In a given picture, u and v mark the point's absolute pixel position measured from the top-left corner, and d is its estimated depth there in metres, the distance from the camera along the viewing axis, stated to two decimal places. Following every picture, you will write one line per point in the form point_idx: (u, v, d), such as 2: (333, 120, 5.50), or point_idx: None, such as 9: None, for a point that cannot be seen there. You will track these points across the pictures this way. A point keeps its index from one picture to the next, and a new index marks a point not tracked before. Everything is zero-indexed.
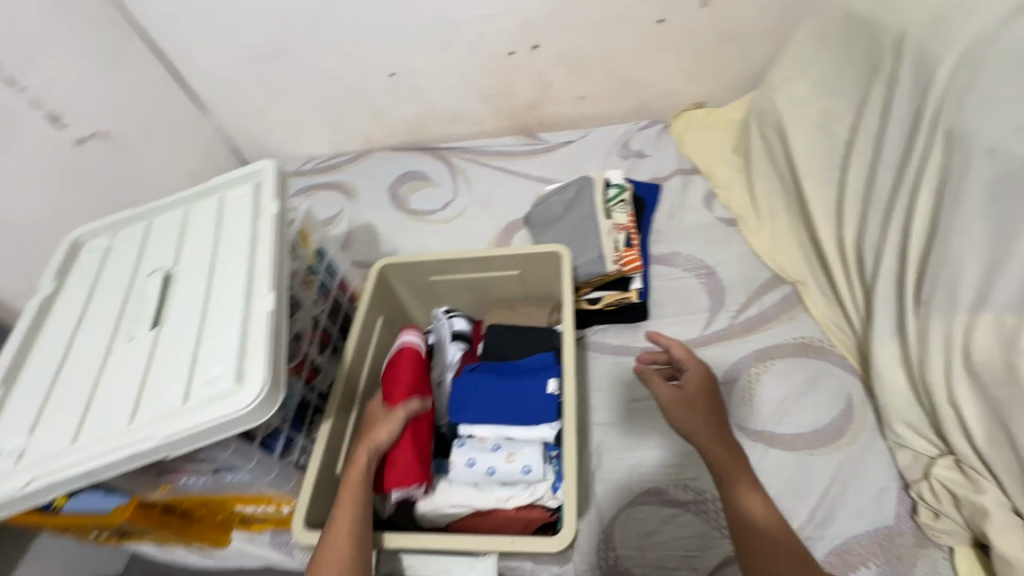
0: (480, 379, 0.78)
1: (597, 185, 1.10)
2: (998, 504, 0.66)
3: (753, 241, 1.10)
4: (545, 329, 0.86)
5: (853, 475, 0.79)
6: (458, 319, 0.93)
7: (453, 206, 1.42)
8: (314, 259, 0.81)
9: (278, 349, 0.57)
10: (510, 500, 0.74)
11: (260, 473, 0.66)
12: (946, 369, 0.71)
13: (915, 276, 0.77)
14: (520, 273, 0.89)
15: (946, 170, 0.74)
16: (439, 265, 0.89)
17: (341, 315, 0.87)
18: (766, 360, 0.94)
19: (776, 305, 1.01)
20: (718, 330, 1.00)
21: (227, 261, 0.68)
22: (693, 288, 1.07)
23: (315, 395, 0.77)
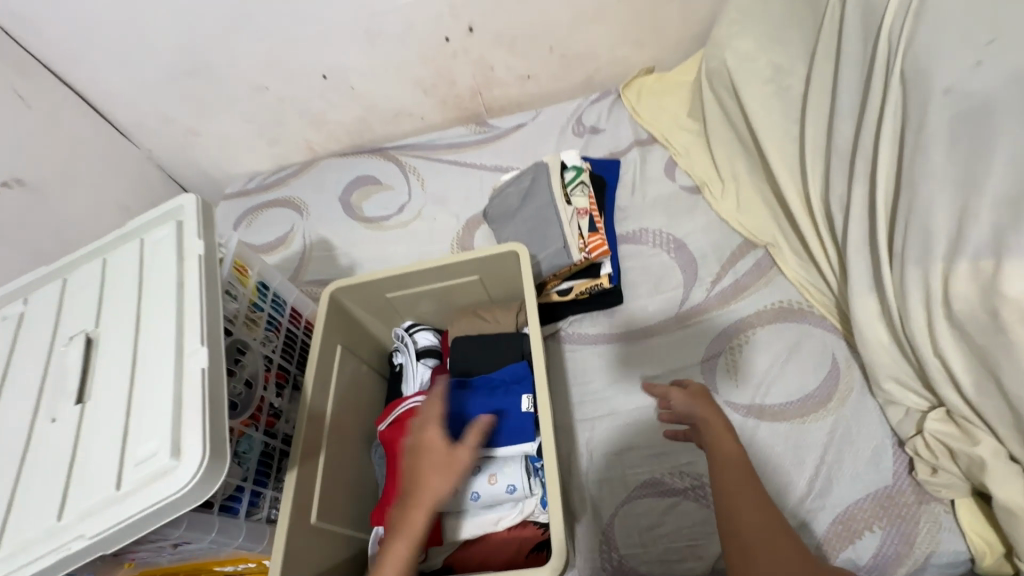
0: (450, 405, 0.74)
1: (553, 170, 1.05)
2: (994, 453, 0.64)
3: (720, 208, 1.06)
4: (515, 334, 0.80)
5: (847, 439, 0.77)
6: (425, 334, 0.90)
7: (409, 209, 1.34)
8: (256, 295, 0.74)
9: (218, 410, 0.52)
10: (500, 523, 0.72)
11: (224, 540, 0.60)
12: (928, 322, 0.68)
13: (886, 227, 0.74)
14: (480, 277, 0.84)
15: (906, 114, 0.70)
16: (392, 281, 0.83)
17: (297, 349, 0.80)
18: (746, 331, 0.92)
19: (750, 271, 0.98)
20: (695, 306, 0.97)
21: (153, 315, 0.61)
22: (664, 264, 1.04)
23: (278, 441, 0.71)
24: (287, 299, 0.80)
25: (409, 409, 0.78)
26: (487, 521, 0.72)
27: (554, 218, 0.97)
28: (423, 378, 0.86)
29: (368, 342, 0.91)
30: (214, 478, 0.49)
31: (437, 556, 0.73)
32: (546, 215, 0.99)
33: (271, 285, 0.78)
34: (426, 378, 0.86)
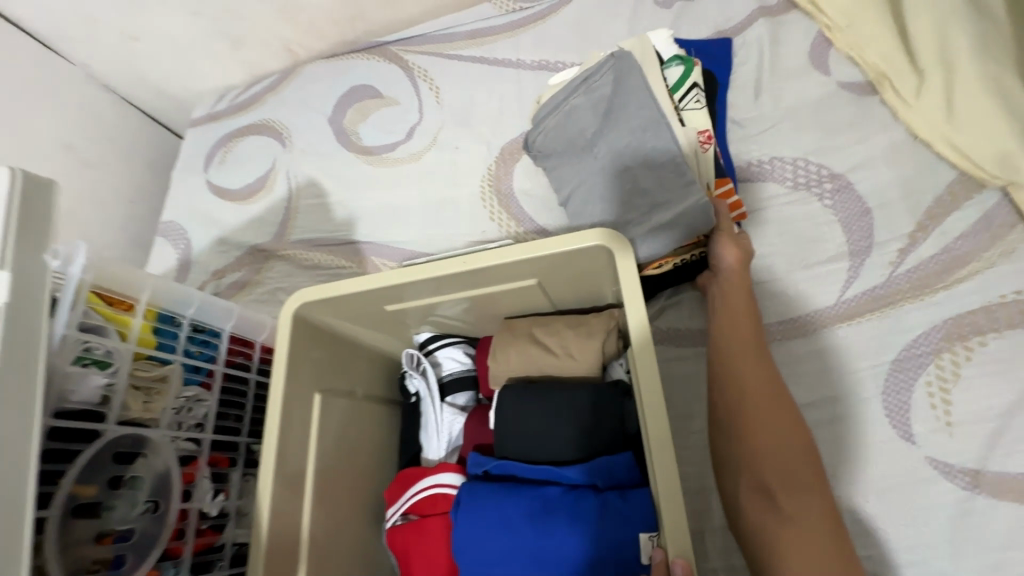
0: (494, 514, 0.44)
1: (643, 67, 0.64)
2: None
3: (914, 120, 0.64)
4: (604, 389, 0.47)
5: None
6: (449, 353, 0.59)
7: (421, 131, 0.96)
8: (152, 344, 0.45)
9: None
10: None
11: None
12: None
13: None
14: (537, 281, 0.50)
15: None
16: (394, 290, 0.50)
17: (245, 404, 0.53)
18: (966, 339, 0.56)
19: (971, 234, 0.59)
20: (876, 291, 0.60)
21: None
22: (819, 219, 0.65)
23: (219, 562, 0.48)
24: (221, 325, 0.50)
25: (435, 499, 0.49)
26: None
27: (670, 151, 0.60)
28: (451, 431, 0.57)
29: (366, 367, 0.61)
30: None
31: None
32: (655, 142, 0.61)
33: (187, 314, 0.48)
34: (457, 431, 0.57)
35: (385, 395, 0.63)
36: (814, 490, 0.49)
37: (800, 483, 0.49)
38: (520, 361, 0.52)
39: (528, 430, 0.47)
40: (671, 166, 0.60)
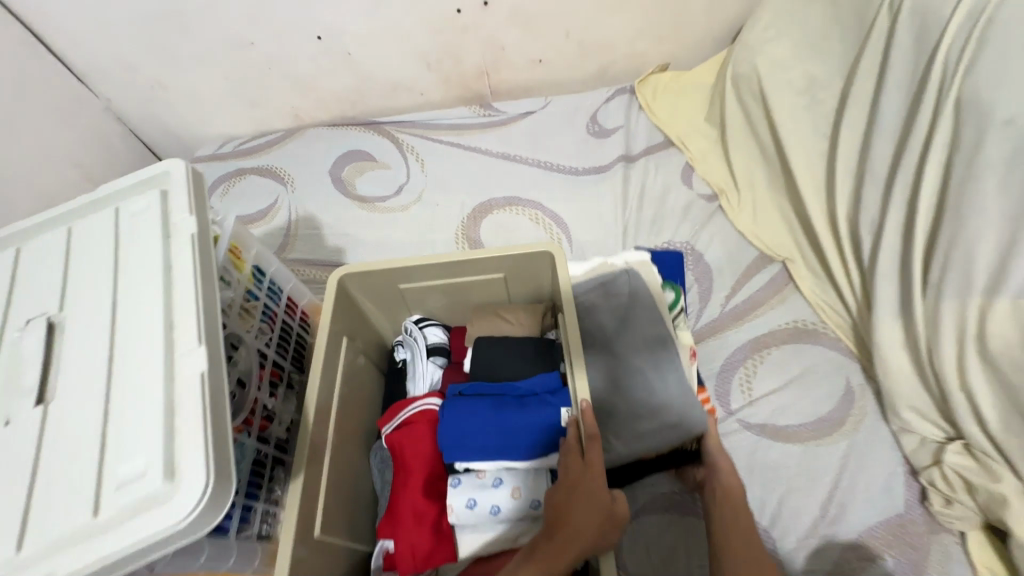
0: (471, 407, 0.68)
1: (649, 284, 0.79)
2: (1016, 492, 0.64)
3: (736, 218, 1.03)
4: (541, 341, 0.74)
5: (860, 465, 0.77)
6: (434, 330, 0.83)
7: (407, 190, 1.25)
8: (252, 282, 0.65)
9: (223, 414, 0.44)
10: (520, 539, 0.66)
11: (214, 559, 0.53)
12: (959, 353, 0.68)
13: (922, 255, 0.74)
14: (503, 276, 0.78)
15: (956, 142, 0.69)
16: (408, 270, 0.76)
17: (292, 343, 0.72)
18: (761, 350, 0.90)
19: (765, 288, 0.96)
20: (711, 321, 0.94)
21: (138, 304, 0.51)
22: (680, 274, 1.00)
23: (271, 447, 0.63)
24: (282, 286, 0.72)
25: (421, 412, 0.72)
26: (505, 537, 0.66)
27: (675, 363, 0.72)
28: (433, 378, 0.80)
29: (369, 336, 0.84)
30: (218, 507, 0.41)
31: (450, 571, 0.68)
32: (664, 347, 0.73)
33: (268, 270, 0.69)
34: (436, 378, 0.80)
35: (377, 363, 0.86)
36: None
37: None
38: (488, 327, 0.78)
39: (494, 364, 0.73)
40: (676, 379, 0.71)
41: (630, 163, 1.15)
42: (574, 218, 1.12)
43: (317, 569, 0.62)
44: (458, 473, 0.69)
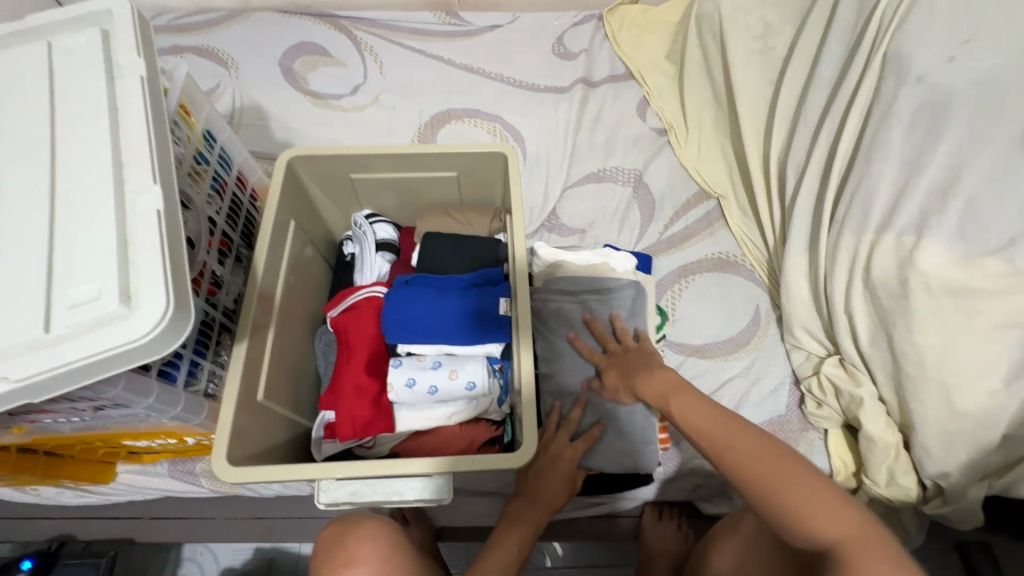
0: (417, 294, 0.70)
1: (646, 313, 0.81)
2: (871, 395, 0.77)
3: (682, 154, 1.09)
4: (489, 240, 0.78)
5: (756, 374, 0.89)
6: (384, 227, 0.84)
7: (365, 91, 1.20)
8: (202, 144, 0.63)
9: (178, 254, 0.45)
10: (453, 417, 0.70)
11: (160, 407, 0.53)
12: (848, 280, 0.79)
13: (834, 194, 0.83)
14: (458, 175, 0.80)
15: (877, 94, 0.77)
16: (363, 158, 0.76)
17: (242, 217, 0.71)
18: (687, 276, 0.98)
19: (700, 220, 1.04)
20: (647, 246, 1.02)
21: (79, 140, 0.49)
22: (626, 201, 1.06)
23: (219, 312, 0.64)
24: (233, 158, 0.70)
25: (365, 297, 0.74)
26: (439, 414, 0.70)
27: None
28: (381, 271, 0.82)
29: (318, 225, 0.84)
30: (176, 334, 0.42)
31: (386, 443, 0.71)
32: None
33: (218, 137, 0.67)
34: (384, 272, 0.82)
35: (326, 255, 0.87)
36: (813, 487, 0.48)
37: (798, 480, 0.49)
38: (439, 224, 0.81)
39: (441, 258, 0.76)
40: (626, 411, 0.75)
41: (589, 89, 1.17)
42: (532, 137, 1.13)
43: (260, 430, 0.63)
44: (400, 356, 0.71)
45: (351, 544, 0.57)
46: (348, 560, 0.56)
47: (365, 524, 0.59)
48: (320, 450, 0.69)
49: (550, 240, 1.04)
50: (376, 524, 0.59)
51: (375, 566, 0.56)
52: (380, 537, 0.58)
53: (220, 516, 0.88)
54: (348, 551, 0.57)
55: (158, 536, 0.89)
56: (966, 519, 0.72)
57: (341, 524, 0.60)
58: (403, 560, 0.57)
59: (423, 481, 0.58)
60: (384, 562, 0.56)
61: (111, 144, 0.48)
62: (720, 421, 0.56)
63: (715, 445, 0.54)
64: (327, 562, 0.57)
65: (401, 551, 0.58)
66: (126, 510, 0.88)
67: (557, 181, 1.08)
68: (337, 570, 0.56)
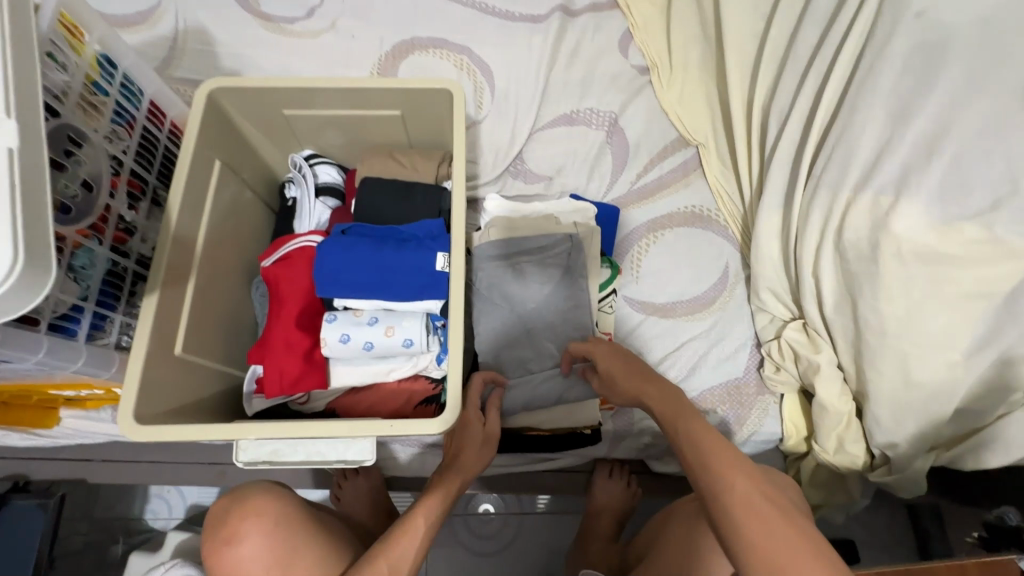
0: (350, 246, 0.65)
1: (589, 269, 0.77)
2: (829, 362, 0.74)
3: (663, 96, 1.00)
4: (434, 187, 0.72)
5: (717, 336, 0.86)
6: (325, 169, 0.78)
7: (322, 15, 1.06)
8: (96, 72, 0.56)
9: (34, 201, 0.39)
10: (391, 373, 0.68)
11: (56, 363, 0.50)
12: (818, 241, 0.74)
13: (815, 147, 0.76)
14: (401, 113, 0.73)
15: (872, 32, 0.68)
16: (293, 92, 0.69)
17: (158, 155, 0.65)
18: (656, 231, 0.93)
19: (676, 170, 0.97)
20: (617, 197, 0.96)
21: None
22: (599, 146, 0.99)
23: (130, 260, 0.59)
24: (143, 88, 0.63)
25: (299, 247, 0.69)
26: (377, 371, 0.68)
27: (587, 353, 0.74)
28: (320, 219, 0.76)
29: (254, 165, 0.77)
30: (31, 291, 0.38)
31: (322, 398, 0.69)
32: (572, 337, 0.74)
33: (121, 64, 0.59)
34: (324, 219, 0.76)
35: (266, 199, 0.81)
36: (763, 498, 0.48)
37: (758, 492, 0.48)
38: (382, 168, 0.75)
39: (382, 206, 0.71)
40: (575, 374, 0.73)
41: (567, 19, 1.04)
42: (501, 73, 1.02)
43: (181, 384, 0.60)
44: (335, 309, 0.68)
45: (233, 521, 0.55)
46: (232, 537, 0.55)
47: (248, 497, 0.57)
48: (251, 404, 0.67)
49: (515, 187, 0.98)
50: (259, 495, 0.57)
51: (259, 538, 0.54)
52: (264, 508, 0.56)
53: (171, 461, 0.88)
54: (231, 528, 0.55)
55: (113, 478, 0.89)
56: (909, 487, 0.71)
57: (229, 497, 0.58)
58: (289, 527, 0.56)
59: (345, 444, 0.56)
60: (264, 531, 0.55)
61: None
62: (736, 466, 0.50)
63: (717, 481, 0.49)
64: (213, 540, 0.56)
65: (289, 517, 0.56)
66: (77, 454, 0.87)
67: (525, 123, 0.99)
68: (223, 547, 0.55)
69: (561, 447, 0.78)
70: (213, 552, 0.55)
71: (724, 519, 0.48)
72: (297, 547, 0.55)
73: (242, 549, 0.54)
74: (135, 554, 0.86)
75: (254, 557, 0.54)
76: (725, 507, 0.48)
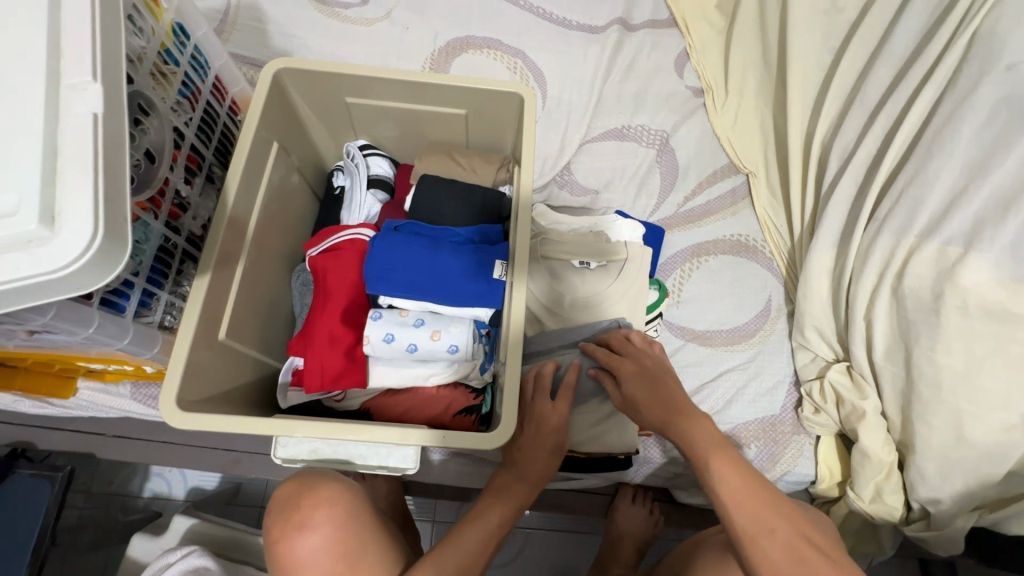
0: (403, 244, 0.63)
1: (633, 298, 0.77)
2: (874, 410, 0.73)
3: (717, 121, 0.99)
4: (492, 192, 0.70)
5: (756, 369, 0.84)
6: (378, 161, 0.76)
7: (377, 3, 1.02)
8: (170, 40, 0.54)
9: (118, 173, 0.37)
10: (430, 379, 0.66)
11: (103, 339, 0.48)
12: (875, 285, 0.73)
13: (878, 190, 0.75)
14: (466, 114, 0.71)
15: (953, 81, 0.68)
16: (362, 81, 0.67)
17: (217, 132, 0.63)
18: (700, 256, 0.91)
19: (723, 196, 0.96)
20: (664, 218, 0.94)
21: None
22: (648, 164, 0.97)
23: (182, 237, 0.57)
24: (209, 61, 0.62)
25: (349, 240, 0.67)
26: (416, 375, 0.66)
27: None
28: (370, 212, 0.74)
29: (306, 151, 0.76)
30: (111, 265, 0.36)
31: (358, 397, 0.68)
32: None
33: (193, 35, 0.58)
34: (373, 213, 0.74)
35: (312, 184, 0.79)
36: (790, 543, 0.47)
37: (789, 541, 0.47)
38: (439, 167, 0.73)
39: (438, 205, 0.69)
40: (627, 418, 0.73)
41: (625, 33, 1.03)
42: (555, 80, 1.00)
43: (220, 371, 0.58)
44: (381, 307, 0.66)
45: (304, 509, 0.56)
46: (305, 524, 0.55)
47: (319, 484, 0.58)
48: (286, 397, 0.66)
49: (561, 197, 0.95)
50: (330, 485, 0.58)
51: (331, 528, 0.55)
52: (335, 497, 0.57)
53: (184, 443, 0.85)
54: (303, 514, 0.56)
55: (122, 454, 0.86)
56: (945, 544, 0.70)
57: (296, 482, 0.59)
58: (358, 522, 0.57)
59: (389, 449, 0.54)
60: (337, 522, 0.55)
61: (45, 8, 0.39)
62: (767, 508, 0.49)
63: (752, 526, 0.48)
64: (282, 524, 0.56)
65: (358, 509, 0.57)
66: (87, 426, 0.85)
67: (575, 134, 0.98)
68: (296, 532, 0.55)
69: (592, 470, 0.76)
70: (281, 536, 0.56)
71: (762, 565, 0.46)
72: (365, 541, 0.56)
73: (316, 537, 0.55)
74: (138, 537, 0.83)
75: (325, 547, 0.54)
76: (765, 553, 0.46)
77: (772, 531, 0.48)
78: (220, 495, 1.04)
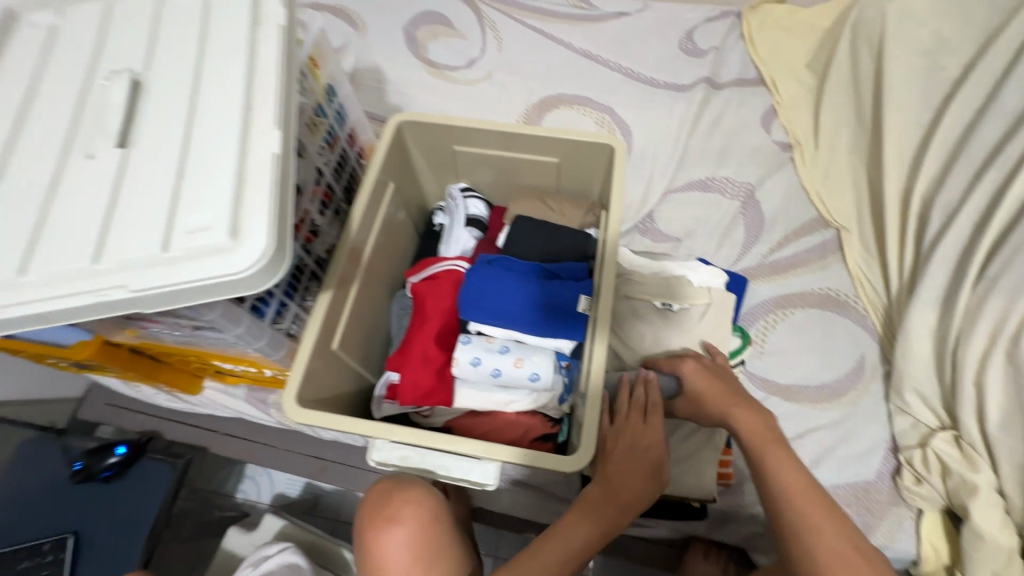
0: (495, 276, 0.69)
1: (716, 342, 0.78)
2: (988, 485, 0.67)
3: (806, 174, 0.98)
4: (579, 234, 0.75)
5: (847, 430, 0.79)
6: (476, 202, 0.83)
7: (480, 66, 1.13)
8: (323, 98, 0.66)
9: (285, 201, 0.46)
10: (510, 405, 0.69)
11: (247, 338, 0.57)
12: (986, 349, 0.68)
13: (988, 248, 0.72)
14: (558, 162, 0.78)
15: None
16: (469, 132, 0.76)
17: (346, 172, 0.74)
18: (785, 308, 0.89)
19: (812, 250, 0.94)
20: (747, 268, 0.94)
21: (217, 66, 0.50)
22: (731, 215, 0.98)
23: (312, 259, 0.67)
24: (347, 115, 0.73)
25: (446, 269, 0.74)
26: (497, 399, 0.69)
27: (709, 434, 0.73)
28: (465, 246, 0.81)
29: (414, 192, 0.86)
30: (271, 273, 0.44)
31: (442, 415, 0.73)
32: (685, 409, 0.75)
33: (338, 93, 0.70)
34: (469, 247, 0.81)
35: (415, 221, 0.88)
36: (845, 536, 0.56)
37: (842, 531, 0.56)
38: (532, 209, 0.80)
39: (529, 243, 0.75)
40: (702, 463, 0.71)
41: (712, 90, 1.07)
42: (641, 134, 1.05)
43: (329, 378, 0.66)
44: (470, 333, 0.71)
45: (394, 504, 0.60)
46: (393, 518, 0.60)
47: (407, 484, 0.62)
48: (379, 408, 0.73)
49: (642, 243, 0.99)
50: (417, 486, 0.62)
51: (416, 527, 0.59)
52: (421, 499, 0.61)
53: (282, 446, 0.94)
54: (391, 509, 0.60)
55: (230, 451, 0.96)
56: None
57: (388, 478, 0.63)
58: (438, 527, 0.60)
59: (471, 463, 0.57)
60: (420, 524, 0.59)
61: (245, 74, 0.49)
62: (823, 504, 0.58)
63: (811, 514, 0.57)
64: (373, 515, 0.61)
65: (439, 514, 0.61)
66: (206, 422, 0.96)
67: (658, 184, 1.02)
68: (383, 525, 0.60)
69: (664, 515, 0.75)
70: (372, 525, 0.61)
71: (822, 547, 0.55)
72: (441, 548, 0.59)
73: (401, 533, 0.59)
74: (233, 529, 0.91)
75: (409, 544, 0.59)
76: (822, 537, 0.56)
77: (835, 542, 0.55)
78: (301, 503, 1.11)
